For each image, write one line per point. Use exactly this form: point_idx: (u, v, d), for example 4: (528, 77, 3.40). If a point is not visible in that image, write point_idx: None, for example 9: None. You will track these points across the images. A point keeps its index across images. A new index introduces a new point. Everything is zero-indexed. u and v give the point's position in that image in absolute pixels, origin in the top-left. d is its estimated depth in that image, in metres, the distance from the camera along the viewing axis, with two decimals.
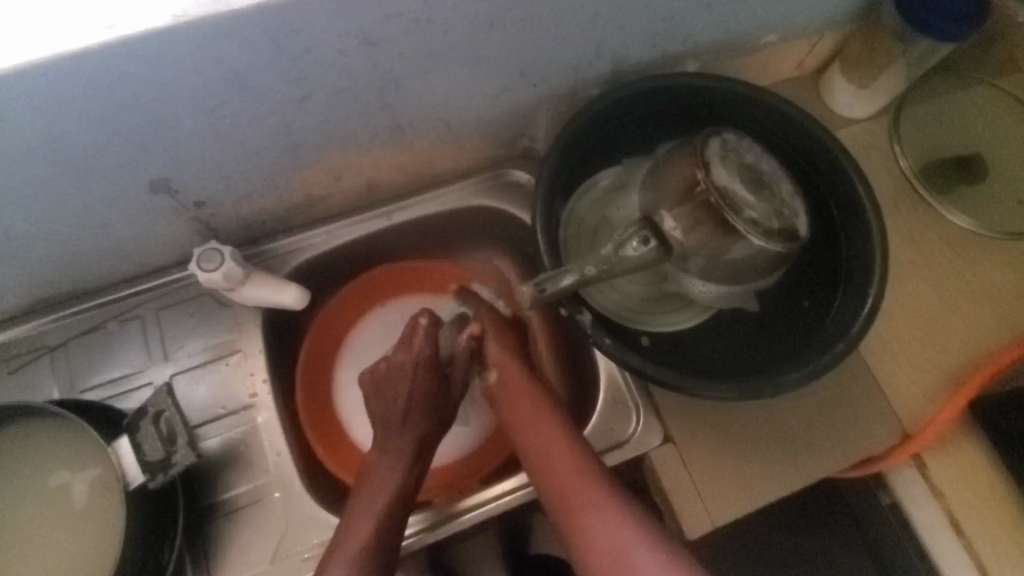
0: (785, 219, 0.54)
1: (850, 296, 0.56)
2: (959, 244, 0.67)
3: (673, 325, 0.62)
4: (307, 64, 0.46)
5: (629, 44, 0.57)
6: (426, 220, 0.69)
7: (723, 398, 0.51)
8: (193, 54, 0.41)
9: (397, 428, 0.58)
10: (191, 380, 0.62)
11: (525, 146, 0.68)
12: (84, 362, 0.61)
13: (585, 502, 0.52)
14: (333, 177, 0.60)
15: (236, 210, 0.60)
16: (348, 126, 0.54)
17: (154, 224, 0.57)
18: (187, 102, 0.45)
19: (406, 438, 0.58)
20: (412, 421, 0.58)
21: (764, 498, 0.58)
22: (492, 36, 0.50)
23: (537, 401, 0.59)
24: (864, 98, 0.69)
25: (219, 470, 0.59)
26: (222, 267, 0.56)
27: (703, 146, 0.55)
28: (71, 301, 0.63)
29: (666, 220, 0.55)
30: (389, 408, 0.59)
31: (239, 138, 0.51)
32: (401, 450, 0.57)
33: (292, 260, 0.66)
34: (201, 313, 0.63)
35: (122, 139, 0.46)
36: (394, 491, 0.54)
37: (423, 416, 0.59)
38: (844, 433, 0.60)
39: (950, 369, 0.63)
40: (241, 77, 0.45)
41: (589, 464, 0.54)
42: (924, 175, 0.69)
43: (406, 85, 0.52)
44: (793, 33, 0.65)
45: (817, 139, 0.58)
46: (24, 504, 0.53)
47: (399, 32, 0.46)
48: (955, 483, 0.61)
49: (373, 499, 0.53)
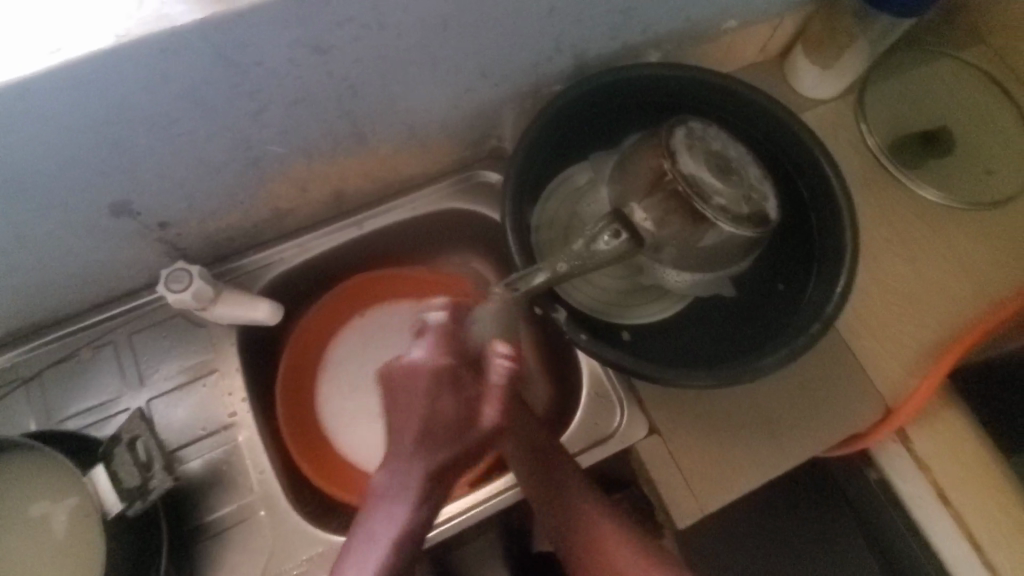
0: (754, 204, 0.54)
1: (823, 277, 0.56)
2: (929, 218, 0.67)
3: (650, 316, 0.62)
4: (260, 76, 0.45)
5: (589, 38, 0.57)
6: (400, 227, 0.69)
7: (703, 386, 0.51)
8: (141, 72, 0.40)
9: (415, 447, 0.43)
10: (168, 402, 0.61)
11: (493, 145, 0.68)
12: (59, 392, 0.60)
13: (580, 526, 0.52)
14: (299, 189, 0.60)
15: (203, 228, 0.59)
16: (309, 137, 0.53)
17: (120, 247, 0.56)
18: (140, 121, 0.44)
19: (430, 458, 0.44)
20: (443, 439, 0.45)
21: (751, 483, 0.58)
22: (448, 37, 0.49)
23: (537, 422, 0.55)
24: (828, 78, 0.69)
25: (202, 491, 0.58)
26: (191, 287, 0.55)
27: (668, 136, 0.55)
28: (42, 330, 0.62)
29: (636, 212, 0.55)
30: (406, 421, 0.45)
31: (198, 154, 0.50)
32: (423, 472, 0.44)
33: (264, 275, 0.65)
34: (175, 334, 0.62)
35: (75, 163, 0.45)
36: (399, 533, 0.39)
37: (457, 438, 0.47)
38: (826, 412, 0.61)
39: (928, 341, 0.63)
40: (193, 93, 0.44)
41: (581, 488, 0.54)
42: (891, 151, 0.69)
43: (365, 91, 0.51)
44: (753, 18, 0.65)
45: (783, 122, 0.58)
46: (3, 540, 0.52)
47: (352, 38, 0.45)
48: (939, 454, 0.61)
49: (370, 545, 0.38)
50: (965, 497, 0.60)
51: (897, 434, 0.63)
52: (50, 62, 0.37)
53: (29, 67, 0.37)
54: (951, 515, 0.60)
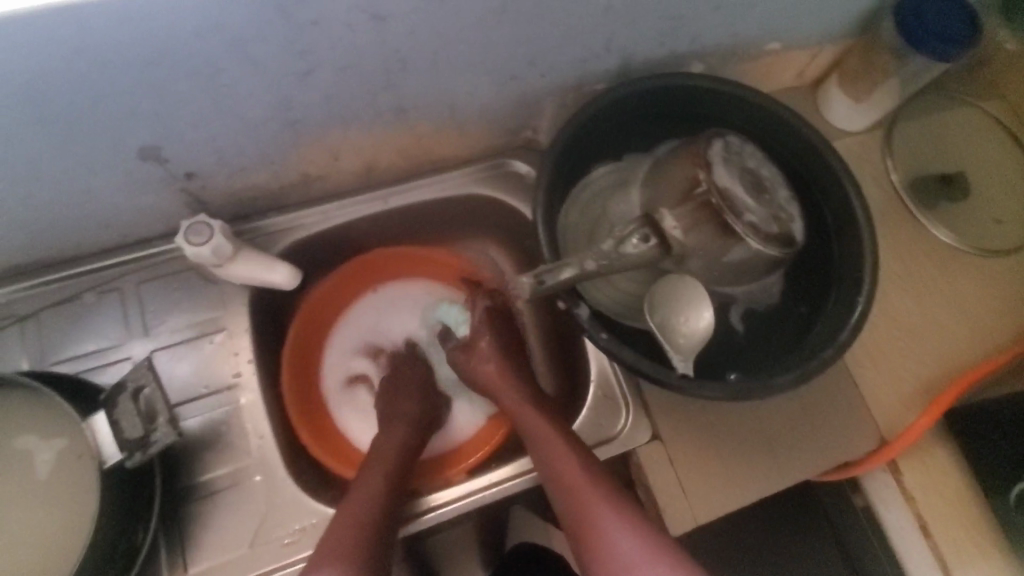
0: (782, 224, 0.55)
1: (841, 302, 0.57)
2: (940, 259, 0.69)
3: (669, 292, 0.57)
4: (313, 35, 0.44)
5: (639, 41, 0.57)
6: (423, 206, 0.68)
7: (715, 399, 0.51)
8: (194, 16, 0.39)
9: (388, 429, 0.61)
10: (172, 357, 0.59)
11: (527, 137, 0.68)
12: (57, 334, 0.59)
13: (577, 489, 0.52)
14: (331, 157, 0.59)
15: (229, 183, 0.57)
16: (351, 105, 0.53)
17: (141, 193, 0.54)
18: (184, 67, 0.43)
19: (388, 440, 0.60)
20: (399, 418, 0.62)
21: (746, 498, 0.59)
22: (504, 21, 0.49)
23: (508, 380, 0.62)
24: (859, 111, 0.71)
25: (199, 451, 0.57)
26: (211, 242, 0.53)
27: (707, 146, 0.55)
28: (44, 268, 0.60)
29: (666, 219, 0.55)
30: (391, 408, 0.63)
31: (236, 109, 0.49)
32: (387, 453, 0.58)
33: (283, 239, 0.64)
34: (186, 289, 0.61)
35: (110, 100, 0.44)
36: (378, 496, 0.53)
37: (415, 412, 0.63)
38: (825, 437, 0.62)
39: (926, 378, 0.65)
40: (243, 45, 0.43)
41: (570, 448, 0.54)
42: (912, 190, 0.71)
43: (413, 64, 0.51)
44: (796, 43, 0.66)
45: (813, 145, 0.59)
46: None
47: (410, 9, 0.44)
48: (925, 488, 0.63)
49: (359, 499, 0.53)
50: (945, 532, 0.62)
51: (887, 465, 0.65)
52: None
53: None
54: (931, 548, 0.62)
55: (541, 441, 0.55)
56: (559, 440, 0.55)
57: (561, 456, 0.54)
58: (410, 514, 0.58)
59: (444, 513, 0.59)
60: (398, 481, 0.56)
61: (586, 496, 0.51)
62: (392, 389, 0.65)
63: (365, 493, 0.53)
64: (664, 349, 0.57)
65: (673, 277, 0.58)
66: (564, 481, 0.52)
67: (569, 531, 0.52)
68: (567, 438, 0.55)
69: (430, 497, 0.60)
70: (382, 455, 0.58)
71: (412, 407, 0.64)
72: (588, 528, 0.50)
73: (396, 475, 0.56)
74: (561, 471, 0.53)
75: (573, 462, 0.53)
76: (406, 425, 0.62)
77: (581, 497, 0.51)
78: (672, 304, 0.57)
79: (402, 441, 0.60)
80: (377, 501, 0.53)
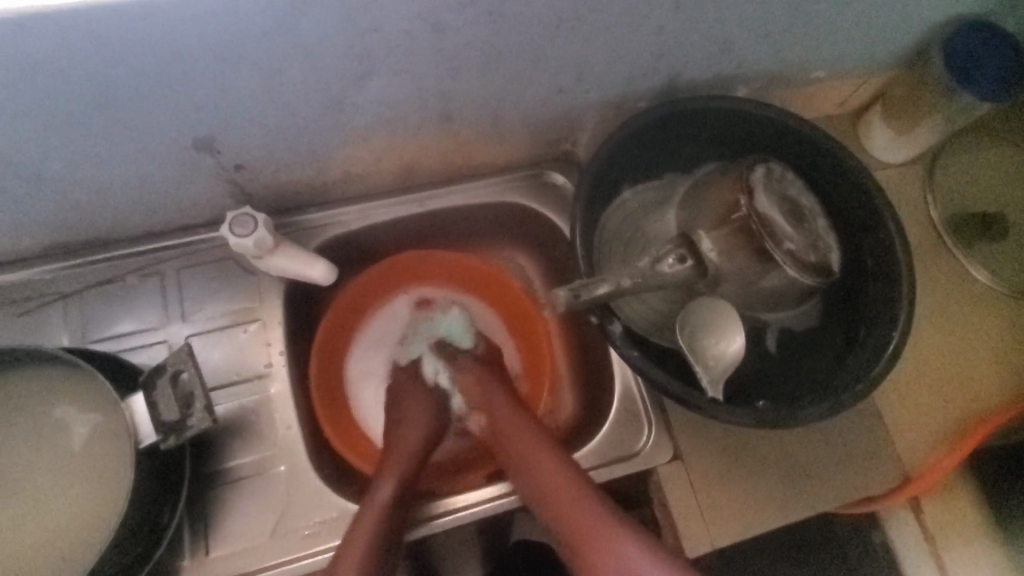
0: (820, 254, 0.55)
1: (874, 337, 0.57)
2: (974, 299, 0.68)
3: (699, 312, 0.58)
4: (374, 41, 0.45)
5: (688, 61, 0.57)
6: (457, 211, 0.69)
7: (742, 425, 0.51)
8: (263, 17, 0.40)
9: (399, 438, 0.60)
10: (207, 343, 0.61)
11: (566, 149, 0.68)
12: (97, 313, 0.60)
13: (569, 504, 0.52)
14: (374, 158, 0.60)
15: (274, 178, 0.59)
16: (400, 108, 0.54)
17: (190, 182, 0.56)
18: (247, 64, 0.44)
19: (400, 450, 0.59)
20: (414, 428, 0.61)
21: (764, 526, 0.59)
22: (558, 36, 0.50)
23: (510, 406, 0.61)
24: (900, 144, 0.70)
25: (227, 437, 0.58)
26: (254, 234, 0.55)
27: (748, 171, 0.55)
28: (91, 248, 0.61)
29: (703, 241, 0.55)
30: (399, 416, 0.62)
31: (290, 106, 0.50)
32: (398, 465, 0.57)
33: (320, 235, 0.65)
34: (224, 277, 0.62)
35: (173, 92, 0.45)
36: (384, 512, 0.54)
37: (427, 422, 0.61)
38: (848, 472, 0.61)
39: (953, 419, 0.64)
40: (306, 47, 0.44)
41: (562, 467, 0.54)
42: (951, 227, 0.70)
43: (465, 73, 0.51)
44: (842, 72, 0.66)
45: (855, 178, 0.59)
46: (25, 450, 0.51)
47: (470, 21, 0.45)
48: (946, 529, 0.63)
49: (368, 514, 0.53)
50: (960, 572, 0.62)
51: (908, 503, 0.64)
52: None
53: None
54: None
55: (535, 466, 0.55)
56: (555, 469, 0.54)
57: (562, 481, 0.54)
58: (421, 515, 0.59)
59: (459, 518, 0.60)
60: (400, 507, 0.55)
61: (585, 519, 0.51)
62: (400, 408, 0.63)
63: (368, 522, 0.53)
64: (692, 366, 0.58)
65: (706, 299, 0.58)
66: (560, 506, 0.53)
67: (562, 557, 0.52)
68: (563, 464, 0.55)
69: (446, 500, 0.60)
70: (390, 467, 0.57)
71: (422, 425, 0.61)
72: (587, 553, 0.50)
73: (398, 503, 0.55)
74: (558, 494, 0.53)
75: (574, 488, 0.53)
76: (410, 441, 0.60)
77: (578, 523, 0.51)
78: (703, 325, 0.58)
79: (408, 459, 0.58)
80: (382, 518, 0.53)
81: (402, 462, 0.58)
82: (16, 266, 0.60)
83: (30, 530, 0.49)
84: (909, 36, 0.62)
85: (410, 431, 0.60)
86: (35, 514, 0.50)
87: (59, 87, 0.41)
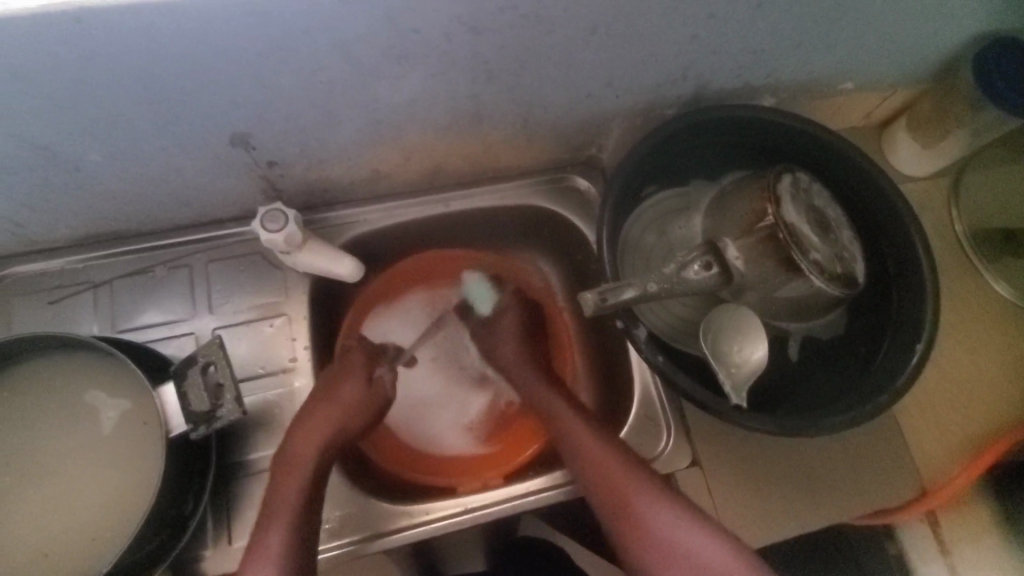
0: (845, 265, 0.55)
1: (897, 349, 0.57)
2: (997, 313, 0.68)
3: (721, 318, 0.59)
4: (414, 43, 0.45)
5: (718, 70, 0.58)
6: (480, 212, 0.69)
7: (765, 433, 0.51)
8: (310, 19, 0.41)
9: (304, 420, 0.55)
10: (233, 335, 0.61)
11: (590, 153, 0.69)
12: (126, 303, 0.61)
13: (627, 496, 0.52)
14: (403, 157, 0.61)
15: (305, 175, 0.60)
16: (432, 109, 0.54)
17: (224, 177, 0.57)
18: (288, 62, 0.45)
19: (305, 437, 0.54)
20: (327, 412, 0.56)
21: (781, 535, 0.59)
22: (592, 42, 0.50)
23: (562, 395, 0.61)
24: (925, 157, 0.70)
25: (251, 429, 0.59)
26: (285, 230, 0.55)
27: (775, 181, 0.56)
28: (123, 239, 0.62)
29: (728, 249, 0.56)
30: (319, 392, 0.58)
31: (328, 105, 0.51)
32: (306, 453, 0.53)
33: (346, 232, 0.66)
34: (251, 271, 0.63)
35: (215, 87, 0.45)
36: (295, 505, 0.50)
37: (339, 407, 0.57)
38: (865, 483, 0.61)
39: (974, 433, 0.64)
40: (348, 47, 0.44)
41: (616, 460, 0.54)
42: (975, 241, 0.69)
43: (500, 76, 0.52)
44: (869, 84, 0.66)
45: (881, 189, 0.59)
46: (57, 435, 0.52)
47: (509, 24, 0.46)
48: (963, 544, 0.63)
49: (277, 509, 0.50)
50: None
51: (926, 516, 0.64)
52: None
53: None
54: None
55: (596, 457, 0.54)
56: (615, 462, 0.53)
57: (614, 475, 0.53)
58: (398, 522, 0.59)
59: (473, 518, 0.59)
60: (313, 501, 0.51)
61: (645, 512, 0.51)
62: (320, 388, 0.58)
63: (283, 512, 0.50)
64: (714, 373, 0.58)
65: (731, 307, 0.59)
66: (622, 493, 0.52)
67: (617, 543, 0.52)
68: (621, 455, 0.54)
69: (462, 499, 0.61)
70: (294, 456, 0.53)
71: (331, 410, 0.57)
72: (650, 545, 0.50)
73: (309, 495, 0.51)
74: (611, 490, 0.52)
75: (636, 481, 0.52)
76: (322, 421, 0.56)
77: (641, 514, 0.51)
78: (726, 332, 0.58)
79: (317, 446, 0.54)
80: (292, 512, 0.50)
81: (308, 450, 0.54)
82: (50, 254, 0.61)
83: (60, 515, 0.50)
84: (938, 50, 0.62)
85: (318, 416, 0.56)
86: (65, 499, 0.51)
87: (109, 81, 0.42)
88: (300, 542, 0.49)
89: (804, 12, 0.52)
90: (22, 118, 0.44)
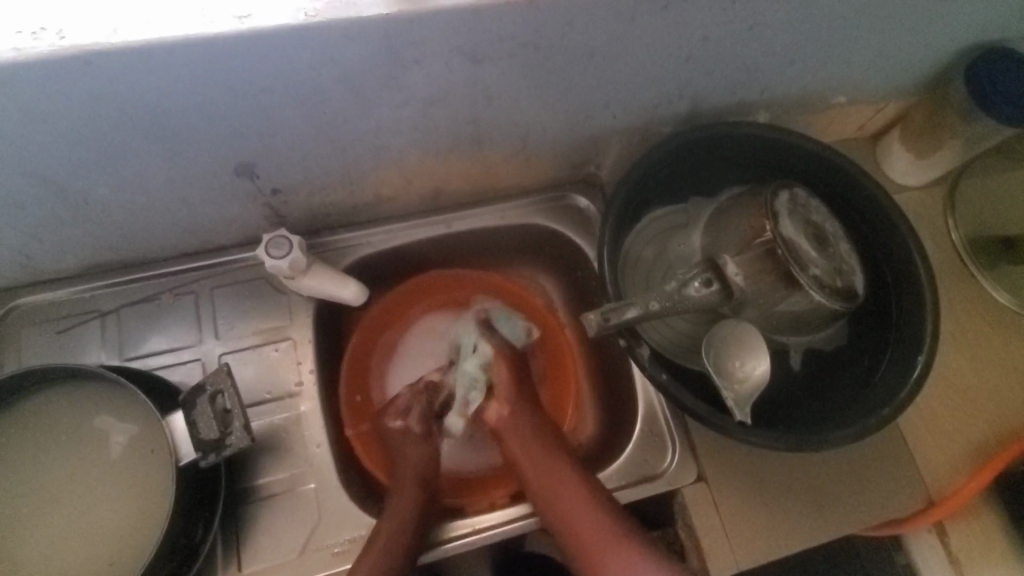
0: (845, 278, 0.56)
1: (899, 361, 0.57)
2: (996, 321, 0.68)
3: (721, 333, 0.59)
4: (415, 74, 0.47)
5: (712, 88, 0.59)
6: (481, 232, 0.70)
7: (769, 448, 0.52)
8: (316, 55, 0.42)
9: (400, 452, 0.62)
10: (238, 361, 0.62)
11: (589, 172, 0.70)
12: (134, 331, 0.62)
13: (593, 540, 0.54)
14: (404, 180, 0.61)
15: (309, 201, 0.60)
16: (434, 135, 0.55)
17: (229, 205, 0.58)
18: (294, 95, 0.46)
19: (408, 464, 0.61)
20: (412, 446, 0.62)
21: (788, 549, 0.59)
22: (589, 66, 0.51)
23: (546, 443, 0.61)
24: (918, 168, 0.71)
25: (259, 454, 0.59)
26: (290, 255, 0.56)
27: (772, 198, 0.56)
28: (129, 268, 0.63)
29: (728, 265, 0.56)
30: (393, 429, 0.64)
31: (331, 134, 0.52)
32: (410, 477, 0.60)
33: (349, 255, 0.67)
34: (256, 296, 0.64)
35: (222, 120, 0.46)
36: (402, 524, 0.56)
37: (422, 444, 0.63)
38: (870, 495, 0.61)
39: (977, 441, 0.64)
40: (351, 79, 0.45)
41: (583, 505, 0.55)
42: (972, 250, 0.70)
43: (499, 101, 0.53)
44: (862, 97, 0.67)
45: (877, 201, 0.59)
46: (66, 464, 0.52)
47: (507, 53, 0.47)
48: (973, 554, 0.62)
49: (382, 527, 0.55)
50: None
51: (933, 526, 0.64)
52: (232, 27, 0.38)
53: (211, 30, 0.38)
54: None
55: (568, 502, 0.56)
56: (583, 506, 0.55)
57: (581, 519, 0.55)
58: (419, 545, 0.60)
59: (484, 536, 0.60)
60: (418, 520, 0.57)
61: (612, 555, 0.54)
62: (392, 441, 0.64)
63: (381, 543, 0.54)
64: (718, 388, 0.58)
65: (731, 322, 0.59)
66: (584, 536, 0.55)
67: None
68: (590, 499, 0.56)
69: (472, 520, 0.61)
70: (405, 479, 0.59)
71: (416, 447, 0.62)
72: None
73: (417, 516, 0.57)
74: (577, 530, 0.55)
75: (599, 524, 0.55)
76: (414, 461, 0.61)
77: (610, 555, 0.54)
78: (728, 346, 0.59)
79: (419, 471, 0.60)
80: (399, 531, 0.55)
81: (415, 480, 0.59)
82: (57, 284, 0.62)
83: (69, 545, 0.50)
84: (929, 62, 0.63)
85: (414, 451, 0.62)
86: (75, 529, 0.51)
87: (117, 119, 0.43)
88: (399, 558, 0.54)
89: (796, 30, 0.53)
90: (34, 156, 0.45)
